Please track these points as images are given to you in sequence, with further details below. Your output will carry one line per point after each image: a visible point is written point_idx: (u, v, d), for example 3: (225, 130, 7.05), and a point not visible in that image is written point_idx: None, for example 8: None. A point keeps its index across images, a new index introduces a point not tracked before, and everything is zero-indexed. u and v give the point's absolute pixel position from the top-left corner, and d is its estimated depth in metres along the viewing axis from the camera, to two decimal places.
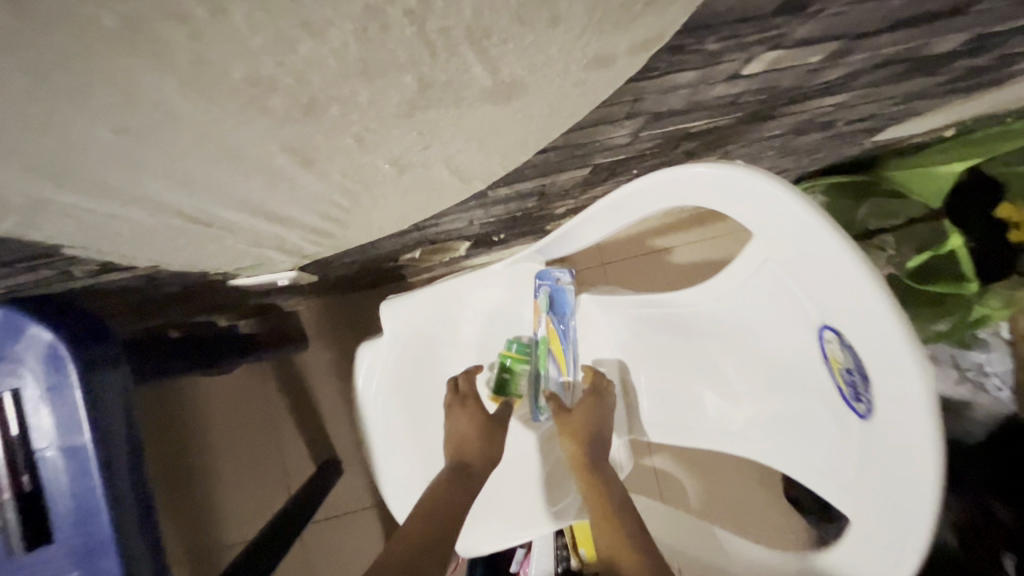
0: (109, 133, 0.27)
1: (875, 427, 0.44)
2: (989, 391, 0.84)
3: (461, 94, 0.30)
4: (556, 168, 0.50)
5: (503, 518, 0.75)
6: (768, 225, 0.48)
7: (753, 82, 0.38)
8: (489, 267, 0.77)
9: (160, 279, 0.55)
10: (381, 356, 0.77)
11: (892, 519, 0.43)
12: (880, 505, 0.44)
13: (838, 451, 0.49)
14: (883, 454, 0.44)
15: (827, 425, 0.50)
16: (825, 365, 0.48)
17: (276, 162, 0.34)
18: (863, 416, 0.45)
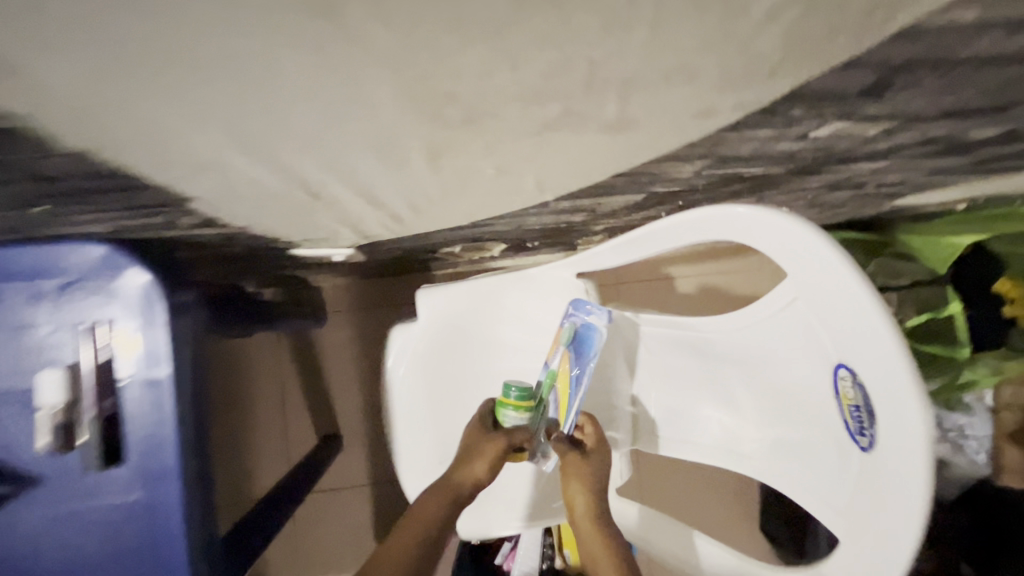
0: (289, 118, 0.34)
1: (874, 459, 0.49)
2: (967, 452, 0.89)
3: (580, 117, 0.35)
4: (614, 191, 0.56)
5: (501, 505, 0.79)
6: (800, 268, 0.53)
7: (812, 144, 0.44)
8: (524, 271, 0.82)
9: (236, 239, 0.59)
10: (412, 338, 0.83)
11: (878, 542, 0.49)
12: (870, 529, 0.50)
13: (837, 477, 0.54)
14: (879, 484, 0.49)
15: (828, 454, 0.55)
16: (836, 400, 0.53)
17: (401, 151, 0.39)
18: (862, 449, 0.51)
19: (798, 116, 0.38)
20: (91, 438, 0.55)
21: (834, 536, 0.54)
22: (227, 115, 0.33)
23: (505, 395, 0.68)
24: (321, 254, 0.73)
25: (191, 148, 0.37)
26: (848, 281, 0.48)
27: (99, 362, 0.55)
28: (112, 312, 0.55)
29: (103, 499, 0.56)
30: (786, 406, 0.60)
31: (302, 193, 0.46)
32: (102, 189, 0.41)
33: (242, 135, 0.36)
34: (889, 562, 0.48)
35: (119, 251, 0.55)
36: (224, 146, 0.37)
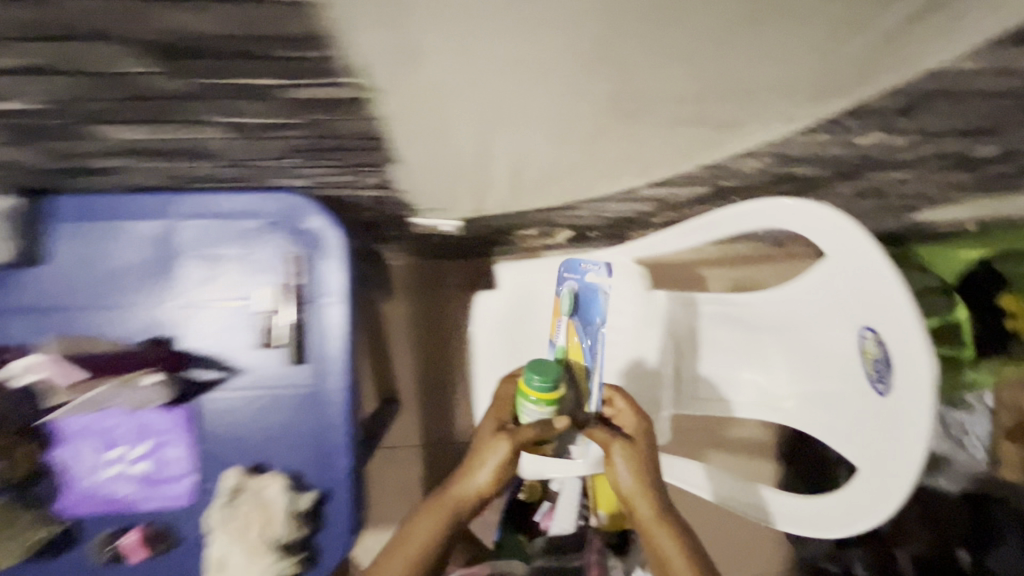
0: (517, 108, 0.45)
1: (891, 401, 0.62)
2: (969, 450, 1.03)
3: (698, 122, 0.49)
4: (691, 181, 0.69)
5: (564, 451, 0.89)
6: (838, 251, 0.67)
7: (862, 149, 0.58)
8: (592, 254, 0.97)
9: (379, 203, 0.73)
10: (493, 304, 0.98)
11: (892, 467, 0.62)
12: (885, 458, 0.63)
13: (859, 419, 0.68)
14: (895, 421, 0.62)
15: (850, 404, 0.69)
16: (861, 356, 0.67)
17: (562, 137, 0.52)
18: (879, 394, 0.64)
19: (858, 129, 0.52)
20: (286, 341, 0.63)
21: (856, 466, 0.68)
22: (476, 104, 0.44)
23: (528, 384, 0.67)
24: (428, 224, 0.87)
25: (436, 121, 0.47)
26: (876, 261, 0.62)
27: (294, 284, 0.64)
28: (303, 244, 0.64)
29: (288, 397, 0.63)
30: (820, 365, 0.73)
31: (464, 165, 0.60)
32: (329, 154, 0.54)
33: (473, 117, 0.47)
34: (899, 480, 0.61)
35: (309, 196, 0.64)
36: (461, 122, 0.48)
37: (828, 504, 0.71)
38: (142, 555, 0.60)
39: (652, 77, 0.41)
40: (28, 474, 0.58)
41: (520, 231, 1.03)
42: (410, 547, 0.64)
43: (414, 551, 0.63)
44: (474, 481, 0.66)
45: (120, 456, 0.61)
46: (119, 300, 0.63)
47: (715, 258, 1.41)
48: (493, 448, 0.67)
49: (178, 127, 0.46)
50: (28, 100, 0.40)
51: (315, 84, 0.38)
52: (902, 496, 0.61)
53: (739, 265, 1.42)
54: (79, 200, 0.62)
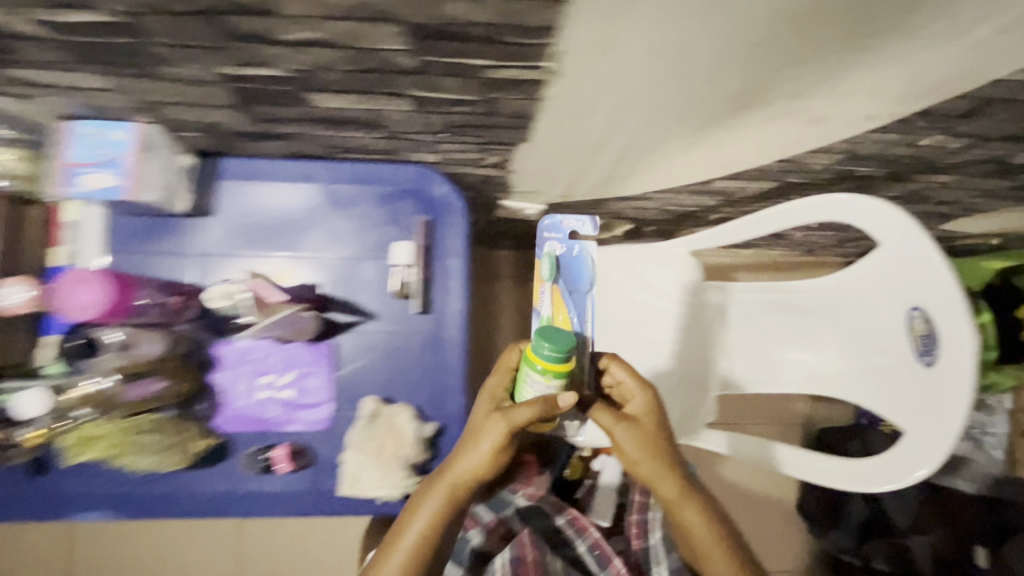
0: (653, 100, 0.56)
1: (935, 370, 0.72)
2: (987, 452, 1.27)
3: (792, 119, 0.59)
4: (762, 176, 0.80)
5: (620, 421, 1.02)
6: (890, 240, 0.76)
7: (921, 151, 0.68)
8: (652, 245, 1.08)
9: (485, 182, 0.84)
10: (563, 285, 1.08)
11: (937, 428, 0.71)
12: (929, 421, 0.73)
13: (904, 389, 0.77)
14: (939, 388, 0.72)
15: (896, 377, 0.78)
16: (908, 333, 0.76)
17: (675, 127, 0.62)
18: (924, 365, 0.74)
19: (924, 132, 0.62)
20: (413, 293, 0.73)
21: (901, 430, 0.77)
22: (623, 96, 0.55)
23: (538, 355, 0.66)
24: (515, 207, 0.97)
25: (582, 109, 0.58)
26: (925, 248, 0.72)
27: (421, 244, 0.74)
28: (428, 210, 0.75)
29: (410, 341, 0.73)
30: (868, 344, 0.83)
31: (580, 151, 0.70)
32: (477, 131, 0.65)
33: (613, 107, 0.57)
34: (942, 439, 0.71)
35: (435, 168, 0.75)
36: (601, 111, 0.58)
37: (874, 465, 0.80)
38: (285, 469, 0.69)
39: (779, 78, 0.50)
40: (189, 390, 0.68)
41: (585, 221, 1.14)
42: (413, 536, 0.62)
43: (418, 540, 0.62)
44: (472, 467, 0.64)
45: (270, 382, 0.70)
46: (272, 248, 0.73)
47: (751, 264, 1.52)
48: (491, 433, 0.64)
49: (377, 98, 0.56)
50: (281, 70, 0.50)
51: (515, 66, 0.48)
52: (945, 452, 0.70)
53: (772, 272, 1.53)
54: (245, 163, 0.73)
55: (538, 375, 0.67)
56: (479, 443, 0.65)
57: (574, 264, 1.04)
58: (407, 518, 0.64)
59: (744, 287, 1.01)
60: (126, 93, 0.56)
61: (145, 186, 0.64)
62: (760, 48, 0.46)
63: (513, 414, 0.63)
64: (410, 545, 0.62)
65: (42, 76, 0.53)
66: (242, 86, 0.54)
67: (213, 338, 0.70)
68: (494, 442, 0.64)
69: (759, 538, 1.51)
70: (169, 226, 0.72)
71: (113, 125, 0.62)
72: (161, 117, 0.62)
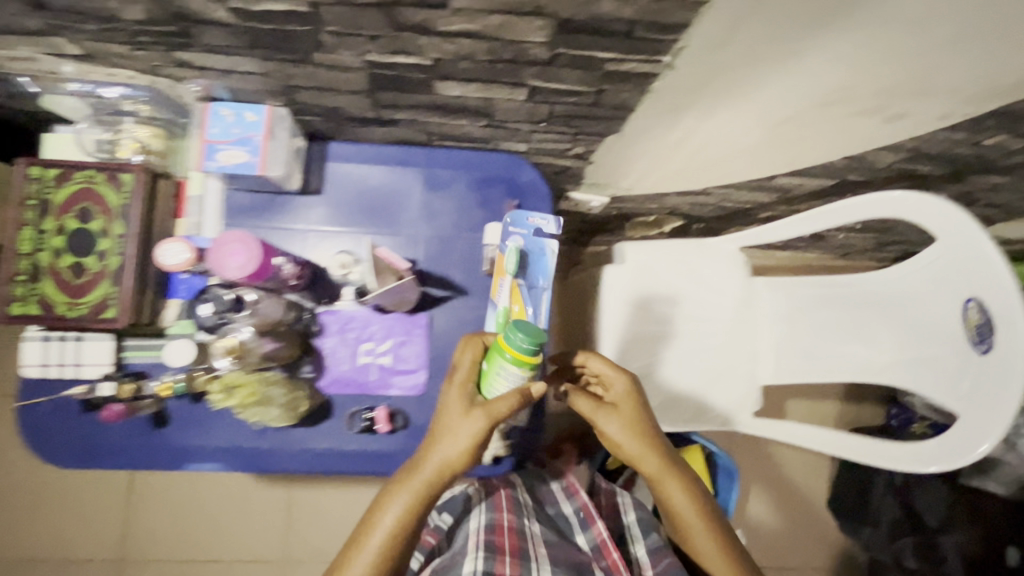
0: (750, 96, 0.61)
1: (991, 356, 0.76)
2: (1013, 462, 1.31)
3: (872, 115, 0.65)
4: (824, 172, 0.85)
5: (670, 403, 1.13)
6: (946, 235, 0.81)
7: (982, 150, 0.74)
8: (703, 242, 1.16)
9: (561, 172, 0.90)
10: (619, 275, 1.14)
11: (993, 410, 0.76)
12: (986, 404, 0.77)
13: (960, 375, 0.82)
14: (994, 373, 0.76)
15: (951, 364, 0.83)
16: (963, 322, 0.81)
17: (761, 123, 0.68)
18: (981, 353, 0.78)
19: (990, 132, 0.68)
20: (502, 269, 0.78)
21: (956, 413, 0.81)
22: (725, 91, 0.60)
23: (511, 344, 0.63)
24: (579, 199, 1.03)
25: (684, 103, 0.63)
26: (981, 242, 0.77)
27: None
28: (517, 195, 0.81)
29: None
30: (921, 334, 0.88)
31: (663, 144, 0.76)
32: (575, 121, 0.70)
33: (711, 102, 0.63)
34: (999, 420, 0.75)
35: (524, 157, 0.81)
36: (699, 106, 0.64)
37: (930, 448, 0.84)
38: (384, 429, 0.74)
39: (873, 75, 0.56)
40: (298, 352, 0.75)
41: (637, 216, 1.20)
42: (387, 527, 0.63)
43: (391, 531, 0.63)
44: (446, 459, 0.64)
45: (370, 349, 0.76)
46: (372, 226, 0.79)
47: (785, 266, 1.57)
48: (462, 425, 0.64)
49: (498, 86, 0.62)
50: (422, 57, 0.56)
51: (638, 58, 0.54)
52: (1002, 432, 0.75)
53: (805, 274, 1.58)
54: (349, 146, 0.79)
55: (508, 366, 0.64)
56: (449, 434, 0.64)
57: (535, 255, 0.76)
58: (379, 508, 0.65)
59: (791, 283, 1.09)
60: (269, 76, 0.62)
61: (272, 164, 0.69)
62: (865, 44, 0.51)
63: (492, 408, 0.63)
64: (382, 537, 0.63)
65: (203, 58, 0.59)
66: (379, 72, 0.60)
67: (319, 307, 0.77)
68: (469, 433, 0.64)
69: (790, 535, 1.54)
70: (278, 203, 0.78)
71: (246, 108, 0.68)
72: (290, 100, 0.68)
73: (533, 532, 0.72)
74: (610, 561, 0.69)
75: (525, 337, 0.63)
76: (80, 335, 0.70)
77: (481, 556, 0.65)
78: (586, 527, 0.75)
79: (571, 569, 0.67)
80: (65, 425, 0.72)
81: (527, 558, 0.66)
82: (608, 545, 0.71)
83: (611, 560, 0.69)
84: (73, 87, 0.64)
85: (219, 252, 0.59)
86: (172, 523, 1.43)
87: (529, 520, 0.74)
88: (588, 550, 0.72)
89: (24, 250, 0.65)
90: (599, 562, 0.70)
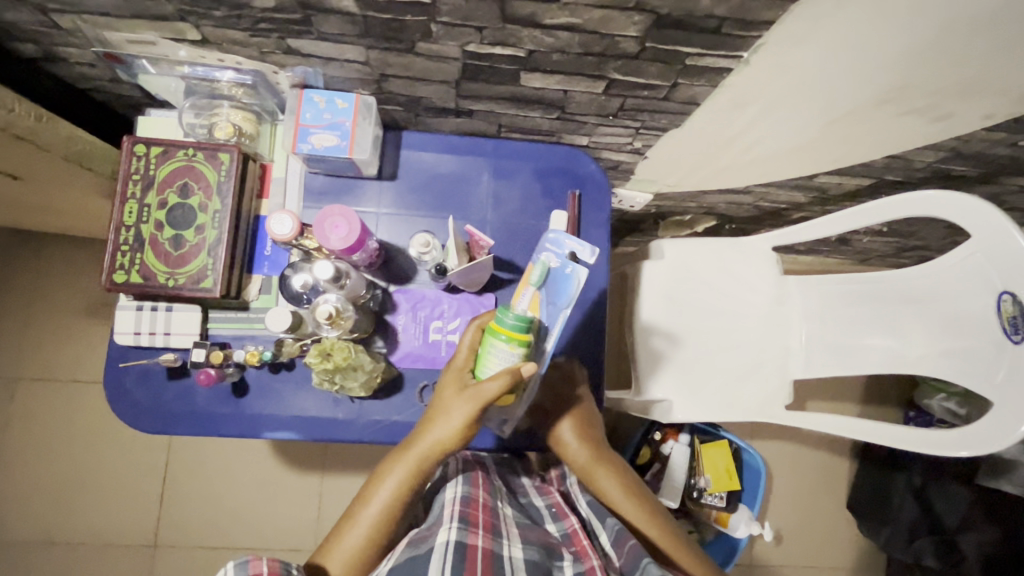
0: (813, 95, 0.66)
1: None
2: None
3: (922, 115, 0.70)
4: (864, 172, 0.90)
5: (709, 401, 1.09)
6: (981, 230, 0.84)
7: (1017, 151, 0.79)
8: (739, 241, 1.15)
9: (613, 166, 0.95)
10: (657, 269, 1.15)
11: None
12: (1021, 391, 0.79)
13: (996, 365, 0.83)
14: None
15: (987, 355, 0.85)
16: (997, 317, 0.83)
17: (818, 122, 0.73)
18: (1015, 343, 0.80)
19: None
20: None
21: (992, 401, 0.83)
22: (791, 90, 0.65)
23: (500, 323, 0.64)
24: (623, 195, 1.08)
25: (751, 98, 0.68)
26: (1015, 236, 0.79)
27: (572, 214, 0.84)
28: (579, 185, 0.85)
29: None
30: (951, 329, 0.90)
31: (720, 141, 0.80)
32: (641, 115, 0.75)
33: (776, 100, 0.68)
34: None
35: (584, 151, 0.86)
36: (763, 103, 0.69)
37: (964, 436, 0.85)
38: None
39: (930, 75, 0.61)
40: (372, 328, 0.79)
41: (673, 215, 1.24)
42: (382, 499, 0.68)
43: (386, 503, 0.68)
44: (439, 439, 0.68)
45: (440, 326, 0.80)
46: (440, 211, 0.83)
47: (805, 270, 1.61)
48: (453, 409, 0.67)
49: (580, 78, 0.67)
50: (518, 48, 0.61)
51: (719, 54, 0.59)
52: None
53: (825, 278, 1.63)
54: (420, 136, 0.83)
55: (500, 344, 0.64)
56: (441, 417, 0.68)
57: (563, 278, 0.70)
58: (376, 483, 0.70)
59: (824, 283, 1.08)
60: (367, 64, 0.67)
61: (360, 147, 0.74)
62: (928, 44, 0.57)
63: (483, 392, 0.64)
64: (377, 510, 0.68)
65: (311, 46, 0.64)
66: (472, 62, 0.64)
67: (391, 286, 0.81)
68: (460, 416, 0.67)
69: (816, 539, 1.51)
70: (353, 187, 0.81)
71: (337, 95, 0.72)
72: (377, 89, 0.73)
73: (505, 513, 0.75)
74: (578, 546, 0.71)
75: (515, 313, 0.63)
76: (170, 305, 0.74)
77: (454, 526, 0.67)
78: (557, 519, 0.79)
79: (541, 547, 0.68)
80: (151, 391, 0.76)
81: (498, 533, 0.68)
82: (577, 533, 0.73)
83: (578, 545, 0.71)
84: (185, 69, 0.69)
85: (321, 225, 0.64)
86: (202, 511, 1.35)
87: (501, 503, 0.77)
88: (557, 536, 0.75)
89: (128, 222, 0.70)
90: (568, 547, 0.72)
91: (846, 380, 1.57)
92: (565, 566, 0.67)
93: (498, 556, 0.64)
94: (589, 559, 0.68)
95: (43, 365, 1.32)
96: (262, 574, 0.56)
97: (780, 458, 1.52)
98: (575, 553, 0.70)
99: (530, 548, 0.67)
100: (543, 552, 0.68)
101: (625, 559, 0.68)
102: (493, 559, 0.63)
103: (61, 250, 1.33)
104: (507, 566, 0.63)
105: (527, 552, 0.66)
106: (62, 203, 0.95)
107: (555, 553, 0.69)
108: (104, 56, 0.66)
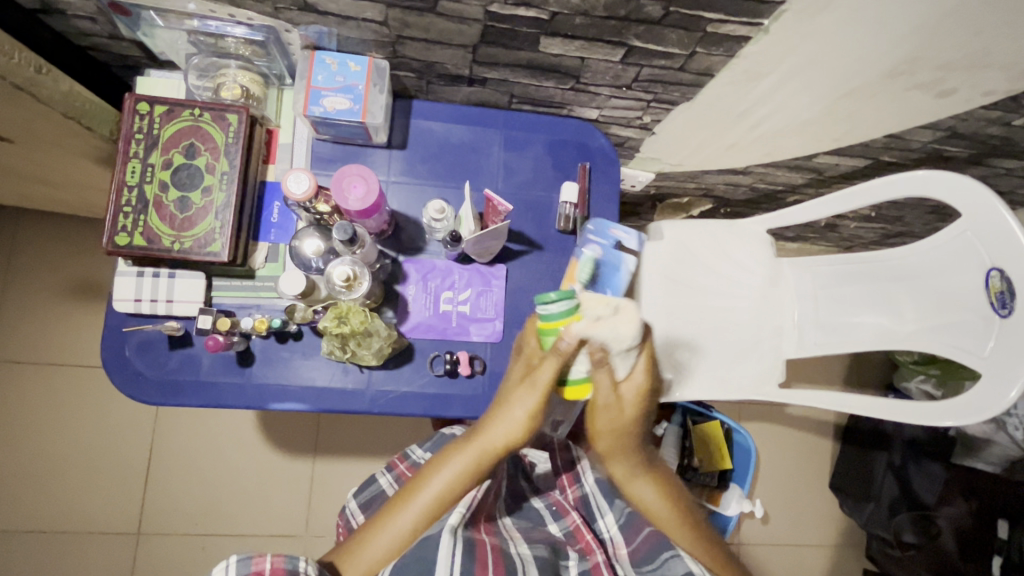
0: (821, 69, 0.68)
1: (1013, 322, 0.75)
2: None
3: (925, 90, 0.73)
4: (863, 152, 0.92)
5: (719, 382, 1.01)
6: (967, 204, 0.80)
7: (1010, 131, 0.83)
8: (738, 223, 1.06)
9: (619, 140, 0.95)
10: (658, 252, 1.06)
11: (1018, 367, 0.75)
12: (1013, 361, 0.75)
13: (983, 338, 0.79)
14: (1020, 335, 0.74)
15: (976, 329, 0.80)
16: (984, 292, 0.79)
17: (825, 96, 0.74)
18: (1001, 318, 0.76)
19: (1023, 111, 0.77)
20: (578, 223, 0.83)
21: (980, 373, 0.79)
22: (803, 63, 0.67)
23: (547, 317, 0.60)
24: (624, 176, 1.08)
25: (762, 72, 0.70)
26: (1001, 209, 0.75)
27: (582, 185, 0.84)
28: (590, 158, 0.86)
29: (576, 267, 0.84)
30: (944, 303, 0.84)
31: (727, 115, 0.82)
32: (655, 87, 0.76)
33: (788, 72, 0.69)
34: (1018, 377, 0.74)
35: (591, 124, 0.86)
36: (773, 76, 0.70)
37: (955, 409, 0.81)
38: (464, 372, 0.77)
39: (942, 45, 0.64)
40: (381, 297, 0.78)
41: (670, 198, 1.24)
42: (432, 493, 0.66)
43: (438, 494, 0.66)
44: (505, 433, 0.67)
45: (450, 297, 0.80)
46: (450, 182, 0.82)
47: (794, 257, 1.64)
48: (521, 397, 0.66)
49: (600, 45, 0.67)
50: (541, 10, 0.61)
51: (740, 21, 0.60)
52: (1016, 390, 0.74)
53: None
54: (430, 107, 0.82)
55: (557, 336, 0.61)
56: (511, 408, 0.67)
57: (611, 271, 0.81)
58: (428, 474, 0.67)
59: (816, 260, 1.00)
60: (384, 24, 0.65)
61: (372, 113, 0.73)
62: (949, 12, 0.59)
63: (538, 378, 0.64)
64: (429, 496, 0.66)
65: (328, 2, 0.62)
66: (493, 25, 0.64)
67: (400, 257, 0.80)
68: (527, 407, 0.66)
69: (803, 516, 1.55)
70: (363, 155, 0.80)
71: (349, 57, 0.71)
72: (391, 53, 0.71)
73: (506, 522, 0.77)
74: (583, 543, 0.74)
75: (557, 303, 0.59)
76: (172, 272, 0.72)
77: (464, 512, 0.65)
78: (559, 518, 0.80)
79: (547, 546, 0.71)
80: (152, 362, 0.74)
81: (502, 536, 0.70)
82: (581, 530, 0.76)
83: (583, 542, 0.74)
84: (194, 24, 0.67)
85: (339, 185, 0.66)
86: (185, 497, 1.30)
87: (501, 512, 0.79)
88: (561, 535, 0.77)
89: (131, 182, 0.68)
90: (573, 545, 0.74)
91: (831, 363, 1.61)
92: (571, 565, 0.70)
93: (506, 553, 0.65)
94: (594, 555, 0.71)
95: (18, 346, 1.26)
96: (266, 572, 0.53)
97: (769, 439, 1.56)
98: (580, 551, 0.73)
99: (538, 547, 0.69)
100: (551, 551, 0.70)
101: (638, 548, 0.73)
102: (503, 555, 0.64)
103: (36, 224, 1.27)
104: (518, 563, 0.64)
105: (535, 551, 0.68)
106: (46, 168, 0.90)
107: (560, 553, 0.71)
108: (109, 7, 0.63)
